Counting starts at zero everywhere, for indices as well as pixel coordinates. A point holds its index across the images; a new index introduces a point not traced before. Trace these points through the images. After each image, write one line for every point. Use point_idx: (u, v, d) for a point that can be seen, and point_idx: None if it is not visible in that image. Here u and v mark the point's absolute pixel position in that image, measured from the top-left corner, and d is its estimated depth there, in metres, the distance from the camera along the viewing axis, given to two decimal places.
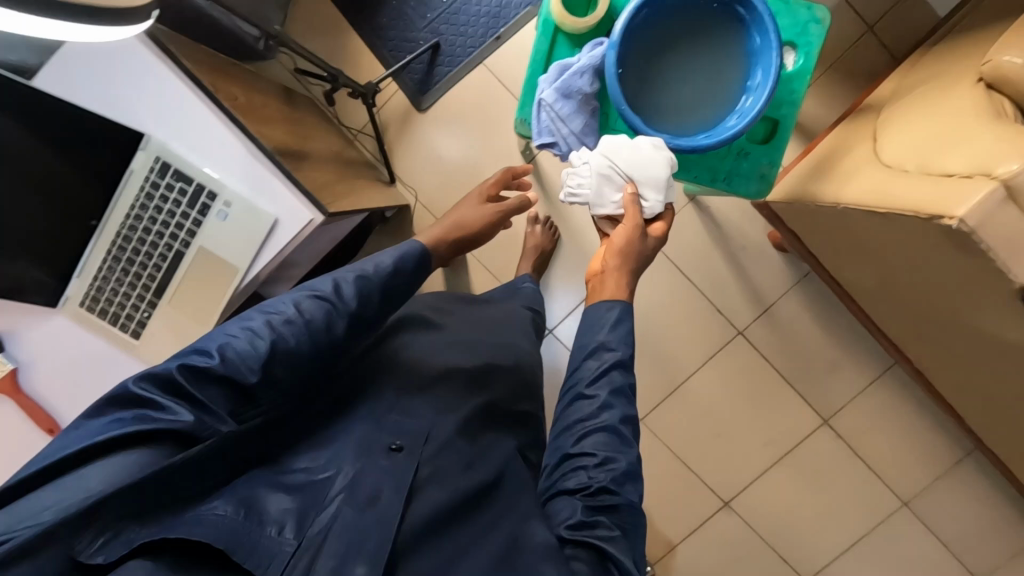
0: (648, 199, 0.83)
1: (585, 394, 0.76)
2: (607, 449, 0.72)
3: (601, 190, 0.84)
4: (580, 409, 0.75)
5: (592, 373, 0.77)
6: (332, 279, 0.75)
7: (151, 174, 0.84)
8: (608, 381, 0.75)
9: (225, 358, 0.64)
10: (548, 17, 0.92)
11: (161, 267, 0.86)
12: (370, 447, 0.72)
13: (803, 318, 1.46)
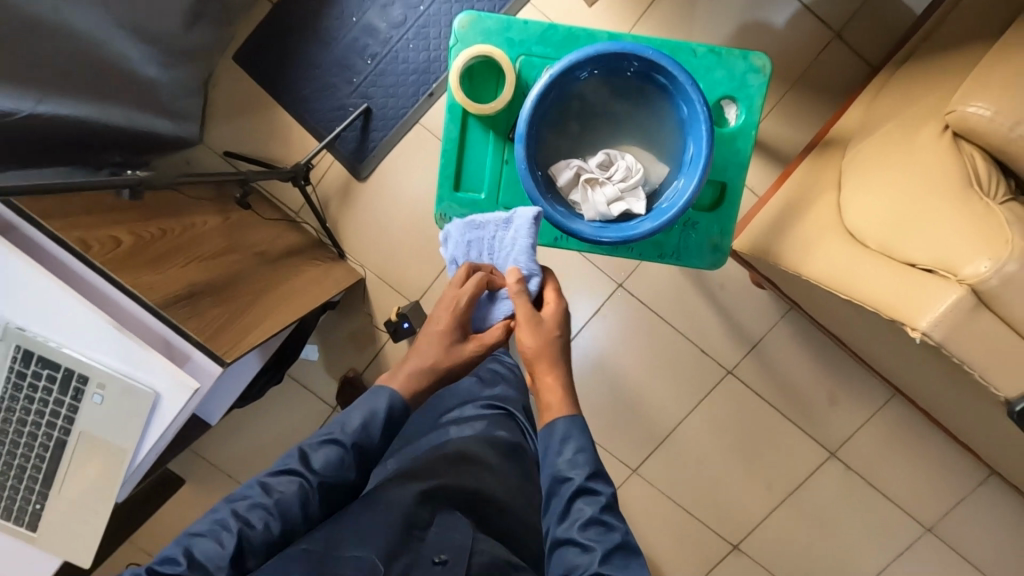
0: (634, 204, 0.77)
1: (560, 539, 0.66)
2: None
3: (591, 193, 0.77)
4: (560, 552, 0.65)
5: (560, 509, 0.68)
6: (299, 449, 0.72)
7: (15, 364, 0.72)
8: (581, 514, 0.66)
9: (192, 562, 0.62)
10: (453, 103, 0.82)
11: (44, 455, 0.72)
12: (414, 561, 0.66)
13: (795, 353, 1.35)
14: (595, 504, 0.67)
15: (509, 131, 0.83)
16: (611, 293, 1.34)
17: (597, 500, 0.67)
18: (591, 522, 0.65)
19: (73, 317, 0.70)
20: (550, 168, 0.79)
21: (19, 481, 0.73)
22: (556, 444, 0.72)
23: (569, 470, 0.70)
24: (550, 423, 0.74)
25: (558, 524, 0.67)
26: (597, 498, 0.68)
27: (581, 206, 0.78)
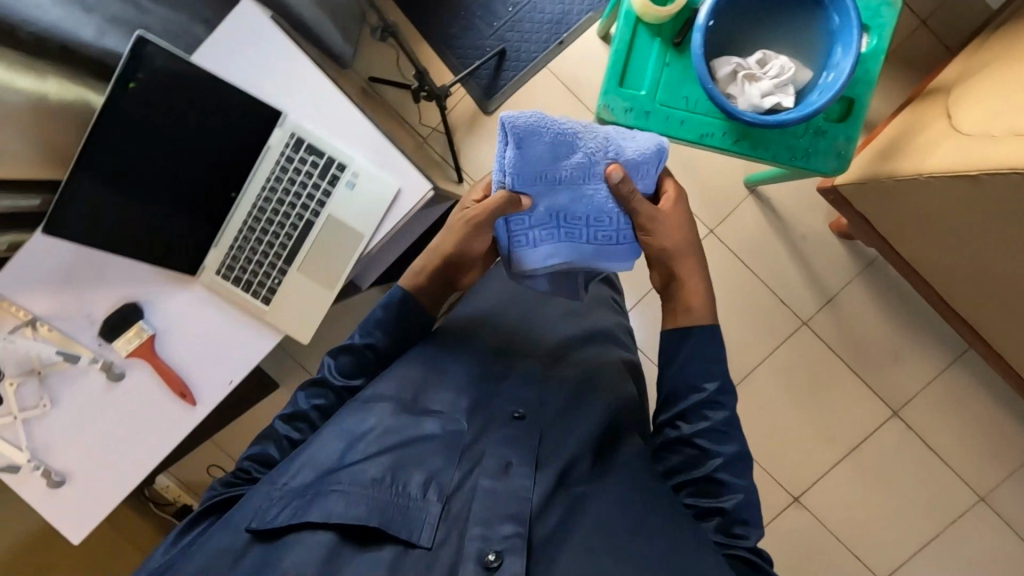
0: (784, 96, 0.91)
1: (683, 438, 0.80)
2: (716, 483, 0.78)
3: (745, 86, 0.91)
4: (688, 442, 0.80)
5: (686, 414, 0.81)
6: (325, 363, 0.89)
7: (283, 146, 0.76)
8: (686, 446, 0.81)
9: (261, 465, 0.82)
10: (629, 9, 0.97)
11: (291, 234, 0.77)
12: (495, 416, 0.81)
13: (866, 307, 1.47)
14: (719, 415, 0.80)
15: (673, 38, 0.97)
16: (702, 237, 1.46)
17: (723, 412, 0.80)
18: (695, 451, 0.80)
19: (334, 109, 0.76)
20: (713, 62, 0.93)
21: (263, 257, 0.78)
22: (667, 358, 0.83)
23: (699, 386, 0.81)
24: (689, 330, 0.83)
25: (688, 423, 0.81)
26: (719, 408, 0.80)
27: (736, 97, 0.92)
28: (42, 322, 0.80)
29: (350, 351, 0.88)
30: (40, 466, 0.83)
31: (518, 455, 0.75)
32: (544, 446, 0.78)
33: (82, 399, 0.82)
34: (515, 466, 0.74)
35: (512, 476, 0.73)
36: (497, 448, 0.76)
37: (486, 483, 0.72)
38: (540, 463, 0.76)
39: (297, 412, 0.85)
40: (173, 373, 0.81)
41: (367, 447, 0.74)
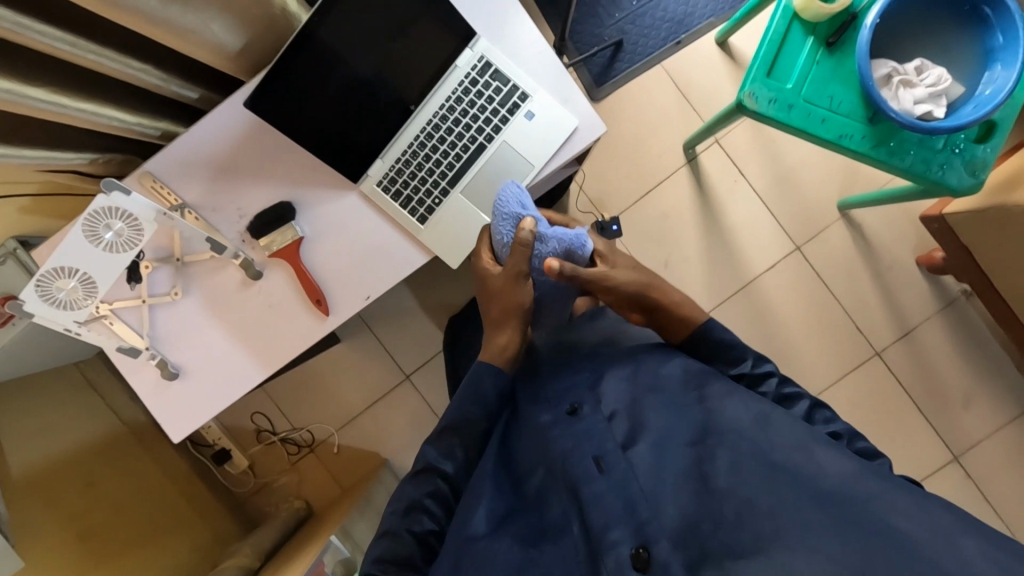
0: (937, 107, 0.92)
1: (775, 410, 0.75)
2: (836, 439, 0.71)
3: (902, 89, 0.93)
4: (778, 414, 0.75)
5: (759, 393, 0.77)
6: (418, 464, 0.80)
7: (472, 72, 0.76)
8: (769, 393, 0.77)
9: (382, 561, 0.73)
10: (788, 4, 1.00)
11: (462, 156, 0.78)
12: (556, 418, 0.75)
13: (943, 345, 1.46)
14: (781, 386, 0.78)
15: (827, 37, 1.00)
16: (788, 253, 1.47)
17: (774, 376, 0.77)
18: (779, 399, 0.76)
19: (523, 38, 0.76)
20: (873, 62, 0.94)
21: (427, 176, 0.78)
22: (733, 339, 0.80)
23: (735, 366, 0.79)
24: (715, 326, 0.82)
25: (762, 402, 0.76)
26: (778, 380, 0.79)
27: (890, 99, 0.93)
28: (191, 209, 0.79)
29: (454, 431, 0.80)
30: (158, 355, 0.80)
31: (601, 446, 0.69)
32: (631, 427, 0.71)
33: (214, 293, 0.81)
34: (606, 457, 0.68)
35: (609, 469, 0.67)
36: (579, 446, 0.70)
37: (593, 487, 0.65)
38: (629, 445, 0.69)
39: (416, 502, 0.78)
40: (309, 279, 0.79)
41: (489, 525, 0.71)
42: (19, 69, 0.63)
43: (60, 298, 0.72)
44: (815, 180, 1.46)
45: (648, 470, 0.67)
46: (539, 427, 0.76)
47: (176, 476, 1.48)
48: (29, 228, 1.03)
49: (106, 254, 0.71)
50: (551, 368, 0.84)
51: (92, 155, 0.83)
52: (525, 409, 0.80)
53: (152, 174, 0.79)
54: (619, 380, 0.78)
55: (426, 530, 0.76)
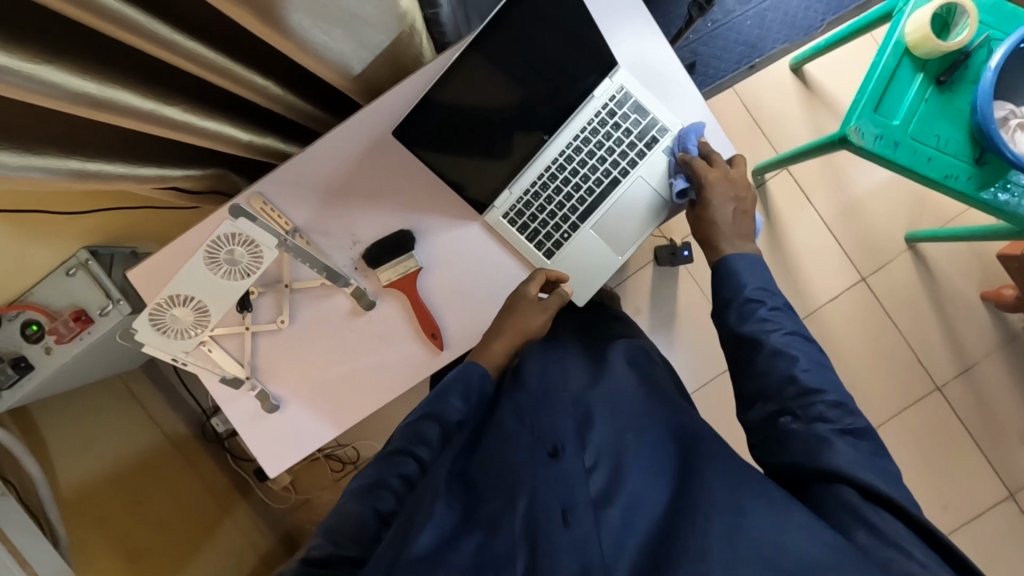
0: None
1: (755, 338, 0.70)
2: (817, 400, 0.65)
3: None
4: (762, 356, 0.69)
5: (755, 317, 0.71)
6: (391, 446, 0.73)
7: (609, 103, 0.73)
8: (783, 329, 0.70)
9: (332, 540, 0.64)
10: (899, 39, 0.97)
11: (594, 190, 0.74)
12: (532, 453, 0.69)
13: (1004, 382, 1.44)
14: (781, 315, 0.71)
15: (937, 75, 0.98)
16: (852, 283, 1.45)
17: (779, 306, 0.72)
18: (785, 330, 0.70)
19: (666, 69, 0.73)
20: (998, 104, 0.94)
21: (556, 209, 0.75)
22: (740, 269, 0.73)
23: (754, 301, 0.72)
24: (719, 258, 0.74)
25: (749, 328, 0.70)
26: (784, 309, 0.72)
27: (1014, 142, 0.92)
28: (302, 233, 0.75)
29: (436, 417, 0.72)
30: (258, 386, 0.77)
31: (570, 497, 0.64)
32: (609, 483, 0.67)
33: (320, 323, 0.77)
34: (573, 511, 0.62)
35: (575, 523, 0.61)
36: (548, 491, 0.64)
37: (552, 541, 0.59)
38: (602, 503, 0.65)
39: (381, 481, 0.69)
40: (426, 313, 0.75)
41: (437, 534, 0.60)
42: (152, 85, 0.62)
43: (173, 327, 0.67)
44: (881, 211, 1.44)
45: (614, 533, 0.62)
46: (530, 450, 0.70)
47: (214, 489, 1.42)
48: (101, 237, 0.99)
49: (224, 281, 0.67)
50: (531, 396, 0.79)
51: (198, 171, 0.80)
52: (494, 432, 0.74)
53: (262, 196, 0.75)
54: (603, 428, 0.74)
55: (388, 511, 0.67)
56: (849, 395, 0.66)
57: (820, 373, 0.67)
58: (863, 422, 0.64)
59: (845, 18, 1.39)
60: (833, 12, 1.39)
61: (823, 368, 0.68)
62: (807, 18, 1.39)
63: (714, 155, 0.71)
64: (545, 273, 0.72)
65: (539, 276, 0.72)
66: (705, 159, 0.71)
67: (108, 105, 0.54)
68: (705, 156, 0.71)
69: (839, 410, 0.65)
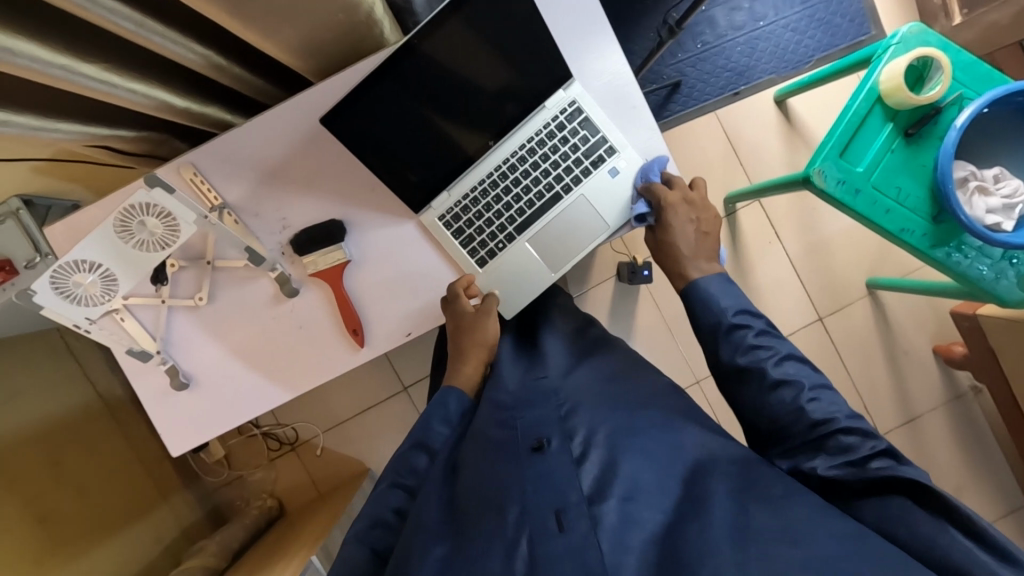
0: (1007, 219, 0.91)
1: (755, 368, 0.68)
2: (834, 431, 0.63)
3: (978, 196, 0.92)
4: (765, 391, 0.67)
5: (745, 348, 0.69)
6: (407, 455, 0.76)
7: (560, 117, 0.71)
8: (773, 352, 0.69)
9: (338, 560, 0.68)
10: (873, 86, 0.96)
11: (534, 204, 0.73)
12: (516, 448, 0.69)
13: (946, 437, 1.45)
14: (770, 339, 0.70)
15: (906, 127, 0.97)
16: (809, 322, 1.45)
17: (763, 323, 0.72)
18: (773, 355, 0.69)
19: (621, 88, 0.71)
20: (955, 163, 0.94)
21: (494, 218, 0.74)
22: (717, 293, 0.73)
23: (735, 322, 0.71)
24: (695, 282, 0.75)
25: (744, 360, 0.69)
26: (771, 332, 0.71)
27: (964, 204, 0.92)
28: (231, 210, 0.73)
29: (424, 446, 0.76)
30: (169, 361, 0.74)
31: (564, 497, 0.63)
32: (601, 475, 0.65)
33: (239, 304, 0.75)
34: (567, 512, 0.62)
35: (570, 527, 0.60)
36: (539, 494, 0.63)
37: (548, 548, 0.59)
38: (596, 498, 0.63)
39: (378, 518, 0.72)
40: (349, 306, 0.73)
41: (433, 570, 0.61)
42: (69, 39, 0.56)
43: (77, 293, 0.65)
44: (845, 255, 1.44)
45: (612, 532, 0.60)
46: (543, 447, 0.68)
47: (144, 457, 1.38)
48: (34, 188, 0.94)
49: (136, 253, 0.64)
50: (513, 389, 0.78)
51: (131, 134, 0.76)
52: (473, 439, 0.72)
53: (194, 166, 0.72)
54: (592, 414, 0.72)
55: (386, 548, 0.70)
56: (850, 414, 0.64)
57: (823, 396, 0.66)
58: (879, 441, 0.62)
59: (833, 57, 1.37)
60: (823, 49, 1.37)
61: (825, 392, 0.66)
62: (796, 52, 1.38)
63: (677, 180, 0.71)
64: (461, 279, 0.72)
65: (462, 288, 0.71)
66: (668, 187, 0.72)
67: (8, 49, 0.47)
68: (666, 182, 0.72)
69: (852, 433, 0.63)
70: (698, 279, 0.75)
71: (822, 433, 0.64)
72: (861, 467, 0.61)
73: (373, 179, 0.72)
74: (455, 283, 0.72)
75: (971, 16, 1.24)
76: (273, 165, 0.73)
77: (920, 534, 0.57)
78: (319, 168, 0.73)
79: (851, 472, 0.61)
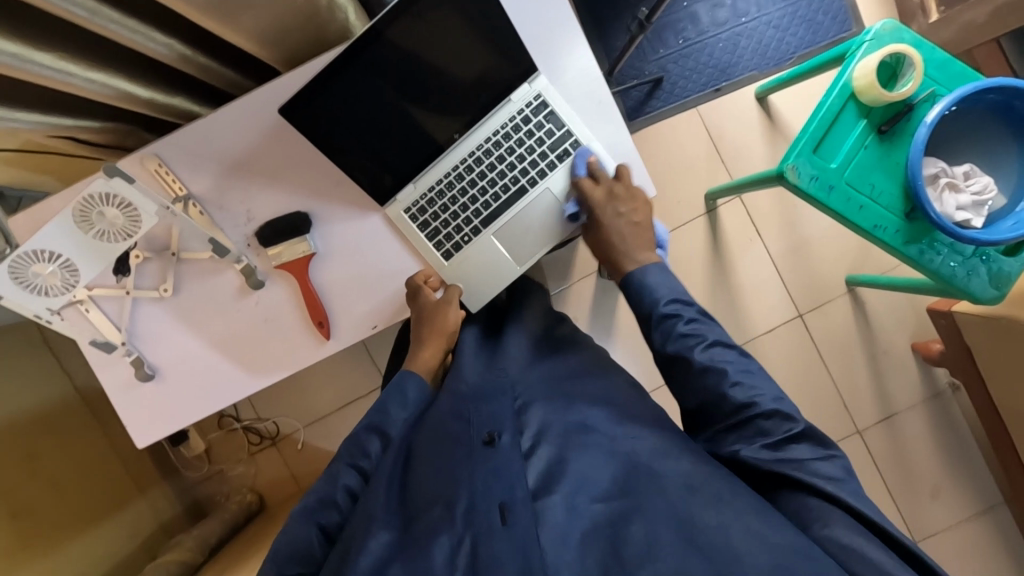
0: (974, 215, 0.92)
1: (684, 356, 0.69)
2: (755, 416, 0.66)
3: (947, 193, 0.92)
4: (693, 376, 0.69)
5: (678, 334, 0.71)
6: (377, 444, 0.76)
7: (525, 110, 0.71)
8: (704, 340, 0.70)
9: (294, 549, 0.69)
10: (846, 82, 0.97)
11: (500, 196, 0.73)
12: (469, 446, 0.69)
13: (923, 434, 1.46)
14: (701, 325, 0.72)
15: (879, 124, 0.97)
16: (789, 319, 1.46)
17: (694, 307, 0.73)
18: (703, 342, 0.70)
19: (587, 81, 0.71)
20: (926, 159, 0.94)
21: (460, 211, 0.74)
22: (651, 283, 0.74)
23: (665, 306, 0.73)
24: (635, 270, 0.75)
25: (674, 347, 0.70)
26: (702, 317, 0.72)
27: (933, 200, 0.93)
28: (196, 202, 0.73)
29: (376, 429, 0.77)
30: (133, 352, 0.74)
31: (510, 492, 0.63)
32: (549, 470, 0.66)
33: (206, 296, 0.74)
34: (512, 506, 0.61)
35: (514, 521, 0.60)
36: (488, 487, 0.63)
37: (493, 545, 0.58)
38: (540, 494, 0.63)
39: (328, 498, 0.72)
40: (315, 299, 0.73)
41: (376, 558, 0.61)
42: (24, 26, 0.56)
43: (36, 283, 0.64)
44: (826, 252, 1.45)
45: (556, 527, 0.60)
46: (495, 440, 0.69)
47: (122, 450, 1.38)
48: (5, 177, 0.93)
49: (96, 243, 0.64)
50: (472, 383, 0.79)
51: (97, 124, 0.76)
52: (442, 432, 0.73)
53: (158, 158, 0.72)
54: (546, 411, 0.74)
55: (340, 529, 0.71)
56: (775, 397, 0.67)
57: (749, 380, 0.68)
58: (796, 425, 0.66)
59: (814, 54, 1.38)
60: (805, 46, 1.38)
61: (750, 376, 0.68)
62: (778, 49, 1.38)
63: (600, 173, 0.71)
64: (423, 273, 0.73)
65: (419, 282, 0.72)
66: (592, 179, 0.72)
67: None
68: (592, 175, 0.71)
69: (775, 418, 0.66)
70: (636, 270, 0.75)
71: (748, 417, 0.66)
72: (777, 449, 0.65)
73: (339, 172, 0.72)
74: (416, 277, 0.72)
75: (950, 13, 1.24)
76: (238, 155, 0.72)
77: (836, 537, 0.59)
78: (285, 160, 0.73)
79: (770, 456, 0.64)
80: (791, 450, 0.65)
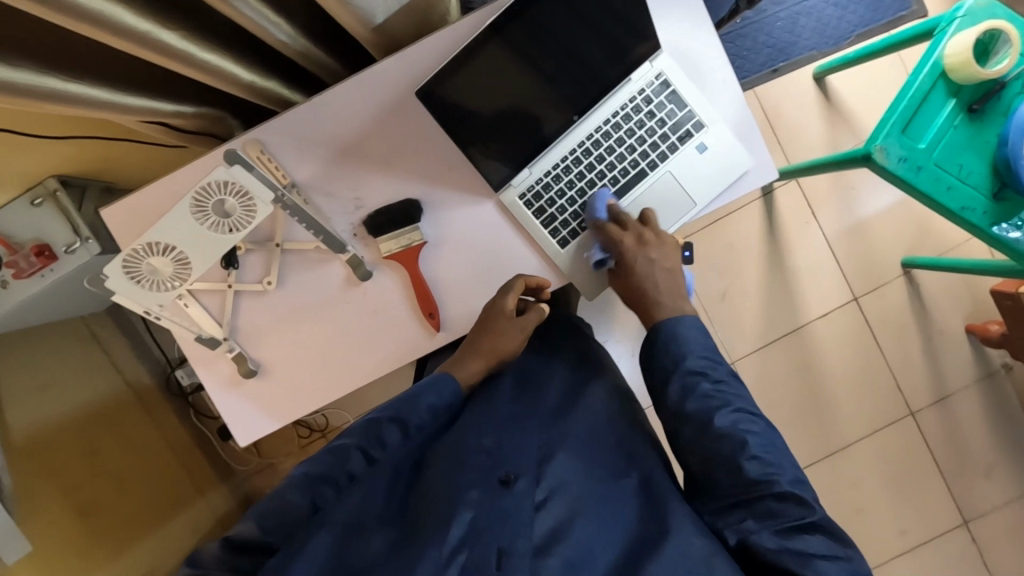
0: None
1: (705, 414, 0.67)
2: (763, 486, 0.62)
3: None
4: (713, 425, 0.67)
5: (703, 391, 0.68)
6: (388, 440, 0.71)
7: (647, 91, 0.70)
8: (733, 409, 0.67)
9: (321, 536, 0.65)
10: (938, 60, 0.94)
11: (618, 180, 0.72)
12: (481, 477, 0.66)
13: (976, 414, 1.46)
14: (728, 385, 0.69)
15: (970, 102, 0.96)
16: (844, 302, 1.45)
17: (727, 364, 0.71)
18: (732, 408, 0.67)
19: (710, 62, 0.70)
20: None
21: (577, 197, 0.72)
22: (684, 334, 0.71)
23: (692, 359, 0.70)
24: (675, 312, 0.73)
25: (695, 403, 0.68)
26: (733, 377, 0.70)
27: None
28: (300, 190, 0.71)
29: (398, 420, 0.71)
30: (236, 348, 0.71)
31: (512, 540, 0.61)
32: (555, 528, 0.65)
33: (311, 290, 0.72)
34: (510, 557, 0.59)
35: (510, 573, 0.58)
36: (494, 529, 0.61)
37: None
38: (543, 552, 0.63)
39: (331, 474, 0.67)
40: (425, 290, 0.71)
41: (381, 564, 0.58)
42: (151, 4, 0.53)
43: (147, 276, 0.61)
44: (882, 235, 1.44)
45: None
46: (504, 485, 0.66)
47: (175, 445, 1.35)
48: (74, 167, 0.89)
49: (210, 236, 0.61)
50: (504, 410, 0.77)
51: (192, 110, 0.74)
52: None
53: (260, 144, 0.69)
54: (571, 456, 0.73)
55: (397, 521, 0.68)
56: (794, 477, 0.63)
57: (769, 456, 0.64)
58: (810, 512, 0.61)
59: (875, 33, 1.35)
60: (865, 24, 1.35)
61: (771, 448, 0.65)
62: (838, 28, 1.35)
63: (624, 216, 0.69)
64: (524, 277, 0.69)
65: (519, 284, 0.69)
66: (617, 222, 0.70)
67: (70, 7, 0.43)
68: (615, 218, 0.70)
69: (787, 498, 0.61)
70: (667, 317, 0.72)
71: (760, 492, 0.62)
72: (785, 537, 0.60)
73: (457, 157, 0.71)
74: (518, 278, 0.69)
75: None
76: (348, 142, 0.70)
77: None
78: (397, 146, 0.71)
79: (778, 538, 0.60)
80: (799, 539, 0.60)
